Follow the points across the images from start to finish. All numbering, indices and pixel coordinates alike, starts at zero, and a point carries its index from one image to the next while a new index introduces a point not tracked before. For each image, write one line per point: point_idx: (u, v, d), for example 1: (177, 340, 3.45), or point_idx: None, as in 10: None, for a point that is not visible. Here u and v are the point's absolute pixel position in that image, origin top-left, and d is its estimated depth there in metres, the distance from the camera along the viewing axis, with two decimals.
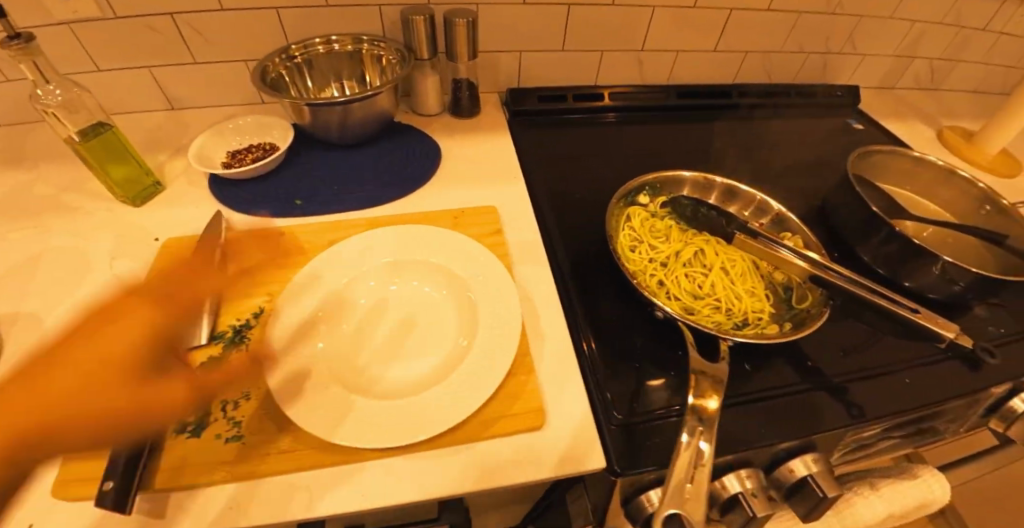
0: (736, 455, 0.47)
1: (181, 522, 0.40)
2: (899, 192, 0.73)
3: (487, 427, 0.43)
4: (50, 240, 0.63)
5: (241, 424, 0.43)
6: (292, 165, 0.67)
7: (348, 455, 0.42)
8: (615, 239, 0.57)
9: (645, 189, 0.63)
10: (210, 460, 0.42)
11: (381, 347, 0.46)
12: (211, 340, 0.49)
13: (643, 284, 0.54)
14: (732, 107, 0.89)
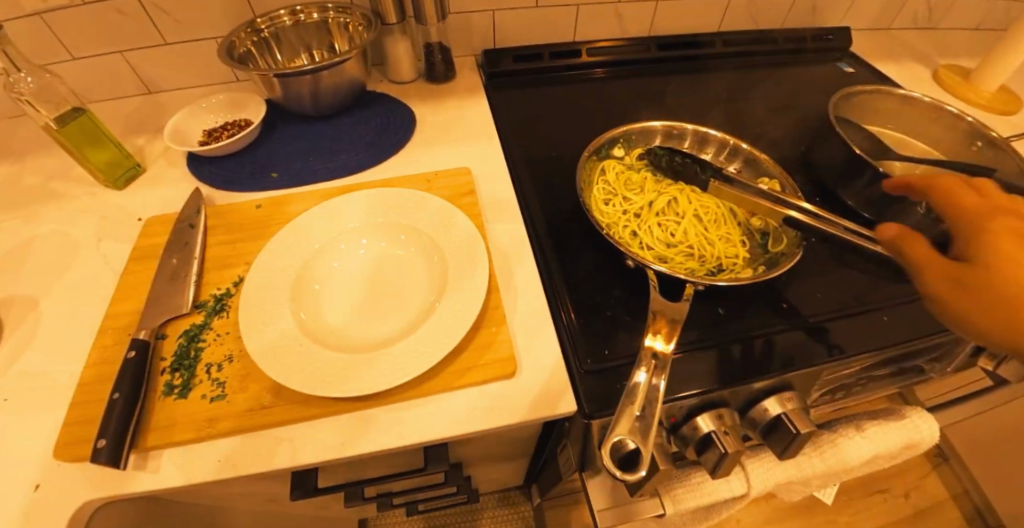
0: (706, 395, 0.48)
1: (172, 477, 0.41)
2: (886, 133, 0.71)
3: (459, 376, 0.44)
4: (36, 226, 0.64)
5: (224, 385, 0.45)
6: (268, 139, 0.67)
7: (327, 408, 0.43)
8: (588, 193, 0.57)
9: (620, 142, 0.62)
10: (196, 419, 0.43)
11: (354, 304, 0.47)
12: (193, 309, 0.50)
13: (616, 236, 0.54)
14: (717, 57, 0.87)
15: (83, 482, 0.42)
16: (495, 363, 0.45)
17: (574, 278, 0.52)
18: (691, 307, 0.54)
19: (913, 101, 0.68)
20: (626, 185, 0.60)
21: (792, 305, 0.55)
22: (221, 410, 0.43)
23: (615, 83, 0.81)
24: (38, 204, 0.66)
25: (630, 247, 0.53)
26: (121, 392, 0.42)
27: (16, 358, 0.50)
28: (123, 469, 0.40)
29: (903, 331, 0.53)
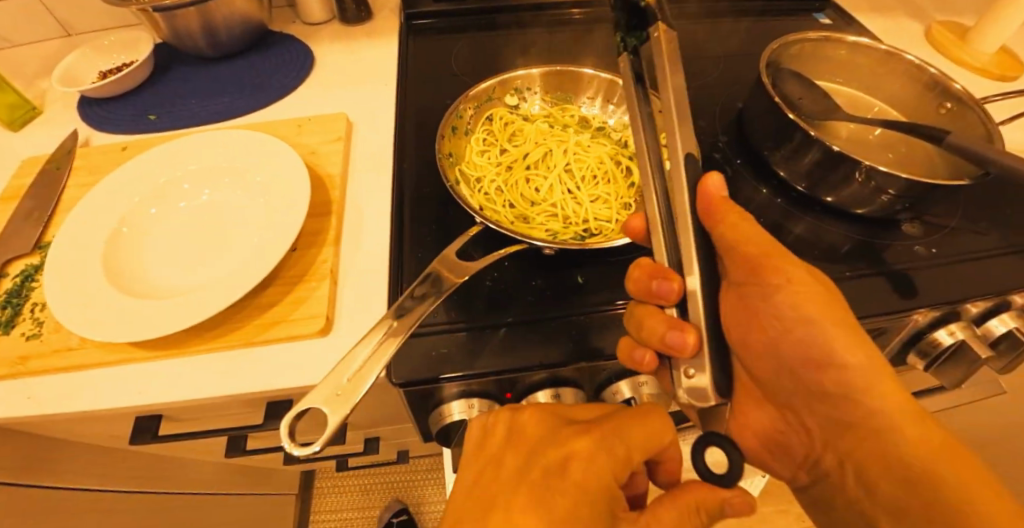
0: (551, 374, 0.44)
1: None
2: (840, 91, 0.61)
3: (263, 330, 0.42)
4: None
5: (43, 325, 0.44)
6: (158, 80, 0.64)
7: (132, 354, 0.42)
8: (463, 143, 0.56)
9: (511, 91, 0.60)
10: (9, 356, 0.43)
11: (176, 250, 0.45)
12: (35, 249, 0.50)
13: (480, 190, 0.53)
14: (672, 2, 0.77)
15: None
16: (308, 318, 0.42)
17: (425, 234, 0.48)
18: (554, 272, 0.49)
19: (870, 50, 0.58)
20: (509, 138, 0.58)
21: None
22: (33, 350, 0.43)
23: (547, 27, 0.73)
24: None
25: (491, 201, 0.52)
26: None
27: None
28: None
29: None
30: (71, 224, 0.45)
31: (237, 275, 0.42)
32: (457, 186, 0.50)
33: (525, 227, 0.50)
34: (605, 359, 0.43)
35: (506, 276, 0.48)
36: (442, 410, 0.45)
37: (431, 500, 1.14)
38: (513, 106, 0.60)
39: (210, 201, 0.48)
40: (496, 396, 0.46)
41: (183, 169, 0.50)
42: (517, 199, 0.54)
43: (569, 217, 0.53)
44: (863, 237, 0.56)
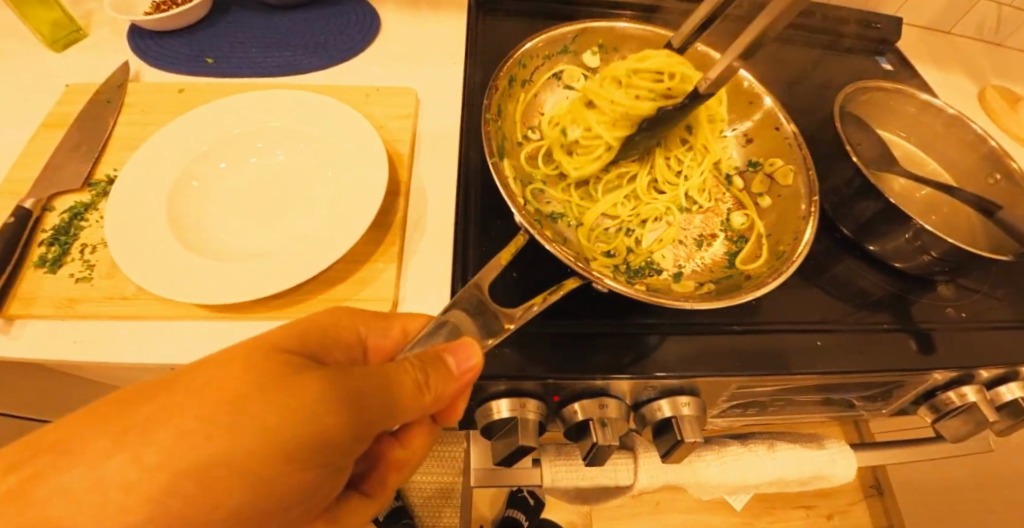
0: (597, 385, 0.45)
1: (20, 348, 0.40)
2: (896, 144, 0.63)
3: (326, 306, 0.41)
4: None
5: (94, 267, 0.43)
6: (216, 21, 0.61)
7: (187, 312, 0.41)
8: (522, 96, 0.59)
9: (595, 48, 0.63)
10: (59, 297, 0.42)
11: (237, 213, 0.44)
12: (85, 186, 0.47)
13: (542, 170, 0.57)
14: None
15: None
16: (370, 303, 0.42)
17: (492, 224, 0.47)
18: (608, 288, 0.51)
19: (935, 110, 0.59)
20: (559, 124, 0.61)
21: (718, 306, 0.52)
22: (83, 294, 0.42)
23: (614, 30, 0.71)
24: None
25: (523, 179, 0.54)
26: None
27: None
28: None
29: (799, 353, 0.49)
30: (135, 165, 0.43)
31: (308, 245, 0.41)
32: (497, 138, 0.51)
33: (547, 221, 0.51)
34: (649, 376, 0.45)
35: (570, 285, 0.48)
36: (489, 406, 0.45)
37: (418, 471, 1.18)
38: (591, 68, 0.64)
39: (275, 163, 0.47)
40: (542, 399, 0.46)
41: (247, 125, 0.47)
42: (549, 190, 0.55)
43: (592, 230, 0.54)
44: (896, 290, 0.58)
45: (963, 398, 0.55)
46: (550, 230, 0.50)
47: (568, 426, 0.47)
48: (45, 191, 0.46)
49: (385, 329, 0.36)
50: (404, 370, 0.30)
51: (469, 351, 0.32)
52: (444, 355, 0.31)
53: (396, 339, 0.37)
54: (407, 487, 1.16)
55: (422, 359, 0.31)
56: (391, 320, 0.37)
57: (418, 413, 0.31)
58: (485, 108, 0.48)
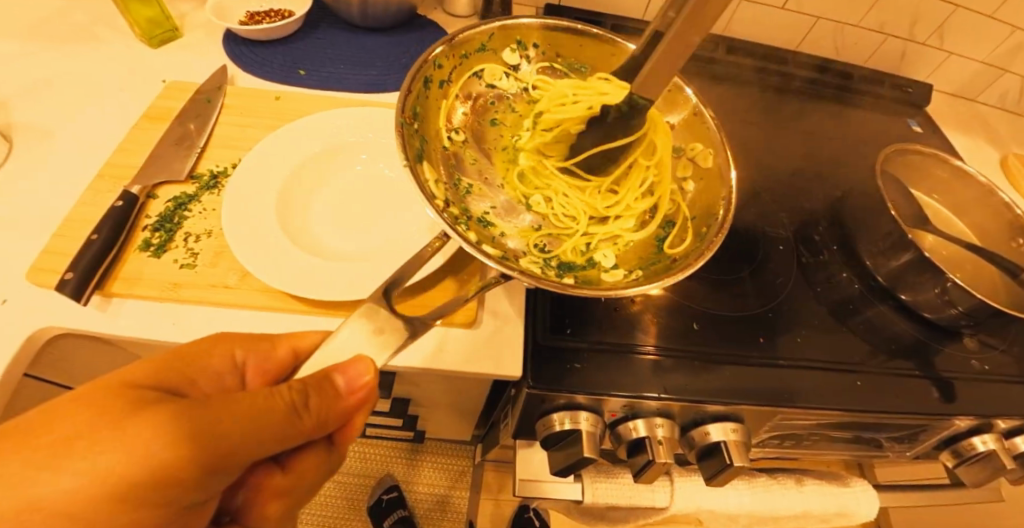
0: (651, 405, 0.48)
1: (123, 324, 0.43)
2: (928, 202, 0.67)
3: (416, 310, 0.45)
4: (69, 60, 0.63)
5: (198, 255, 0.46)
6: (308, 36, 0.66)
7: (284, 304, 0.44)
8: (441, 98, 0.56)
9: (512, 44, 0.60)
10: (162, 280, 0.44)
11: (336, 216, 0.47)
12: (189, 178, 0.51)
13: (469, 174, 0.55)
14: (796, 78, 0.79)
15: (38, 308, 0.44)
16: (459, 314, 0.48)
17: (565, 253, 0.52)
18: (667, 318, 0.54)
19: (967, 176, 0.64)
20: (480, 126, 0.59)
21: (769, 340, 0.55)
22: (186, 279, 0.44)
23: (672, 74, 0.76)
24: (66, 39, 0.65)
25: (448, 180, 0.52)
26: (100, 236, 0.44)
27: (12, 184, 0.51)
28: (83, 303, 0.42)
29: (808, 392, 0.51)
30: (249, 162, 0.47)
31: (406, 253, 0.44)
32: (416, 144, 0.48)
33: (474, 222, 0.49)
34: (703, 401, 0.48)
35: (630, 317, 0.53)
36: (552, 417, 0.47)
37: (423, 482, 1.17)
38: (511, 67, 0.61)
39: (371, 174, 0.51)
40: (601, 414, 0.49)
41: (349, 136, 0.51)
42: (477, 193, 0.54)
43: (528, 233, 0.53)
44: (923, 337, 0.61)
45: (984, 445, 0.58)
46: (478, 229, 0.48)
47: (622, 442, 0.49)
48: (154, 180, 0.49)
49: (267, 351, 0.36)
50: (281, 392, 0.31)
51: (356, 369, 0.33)
52: (334, 377, 0.32)
53: (282, 359, 0.37)
54: (412, 498, 1.16)
55: (310, 380, 0.32)
56: (274, 342, 0.36)
57: (299, 436, 0.32)
58: (397, 113, 0.46)
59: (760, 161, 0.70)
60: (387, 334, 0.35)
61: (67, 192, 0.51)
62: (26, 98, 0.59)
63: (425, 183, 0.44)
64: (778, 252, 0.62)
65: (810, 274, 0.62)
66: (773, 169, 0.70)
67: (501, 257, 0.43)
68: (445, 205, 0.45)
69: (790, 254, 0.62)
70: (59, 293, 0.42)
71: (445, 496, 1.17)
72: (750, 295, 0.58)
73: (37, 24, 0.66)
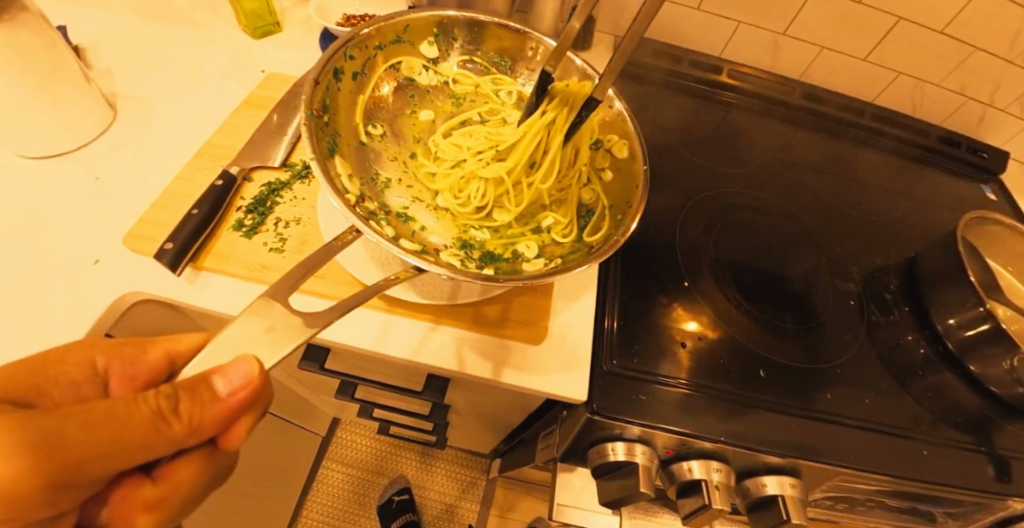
0: (704, 447, 0.47)
1: (210, 298, 0.44)
2: (1003, 274, 0.65)
3: None
4: (169, 34, 0.65)
5: (286, 240, 0.48)
6: None
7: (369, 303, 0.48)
8: (356, 93, 0.55)
9: (431, 37, 0.60)
10: (251, 260, 0.46)
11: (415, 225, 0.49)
12: (282, 166, 0.53)
13: (388, 172, 0.56)
14: (874, 131, 0.78)
15: (128, 273, 0.46)
16: (531, 326, 0.49)
17: (634, 278, 0.56)
18: (735, 357, 0.53)
19: None
20: (399, 118, 0.60)
21: (834, 396, 0.53)
22: (273, 262, 0.46)
23: (746, 114, 0.76)
24: (172, 17, 0.67)
25: (363, 175, 0.52)
26: (199, 211, 0.45)
27: (114, 151, 0.53)
28: (177, 274, 0.44)
29: (844, 448, 0.50)
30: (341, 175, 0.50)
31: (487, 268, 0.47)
32: (327, 138, 0.48)
33: (388, 213, 0.50)
34: (755, 450, 0.47)
35: (700, 350, 0.52)
36: (608, 446, 0.47)
37: (434, 489, 1.17)
38: (431, 59, 0.61)
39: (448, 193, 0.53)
40: (656, 449, 0.48)
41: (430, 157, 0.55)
42: (394, 187, 0.55)
43: (445, 225, 0.54)
44: (988, 413, 0.56)
45: None
46: (393, 221, 0.49)
47: (676, 482, 0.48)
48: (251, 164, 0.51)
49: (137, 356, 0.34)
50: (145, 400, 0.29)
51: (239, 371, 0.30)
52: (212, 379, 0.30)
53: (156, 365, 0.35)
54: (422, 503, 1.15)
55: (183, 385, 0.30)
56: (145, 346, 0.35)
57: (167, 445, 0.30)
58: (304, 106, 0.46)
59: (831, 211, 0.69)
60: (282, 327, 0.32)
61: (162, 165, 0.52)
62: (124, 67, 0.60)
63: (337, 179, 0.45)
64: (848, 306, 0.60)
65: (877, 333, 0.59)
66: (846, 219, 0.68)
67: (421, 249, 0.44)
68: (356, 198, 0.46)
69: (861, 310, 0.60)
70: (155, 259, 0.45)
71: (456, 507, 1.15)
72: (817, 347, 0.56)
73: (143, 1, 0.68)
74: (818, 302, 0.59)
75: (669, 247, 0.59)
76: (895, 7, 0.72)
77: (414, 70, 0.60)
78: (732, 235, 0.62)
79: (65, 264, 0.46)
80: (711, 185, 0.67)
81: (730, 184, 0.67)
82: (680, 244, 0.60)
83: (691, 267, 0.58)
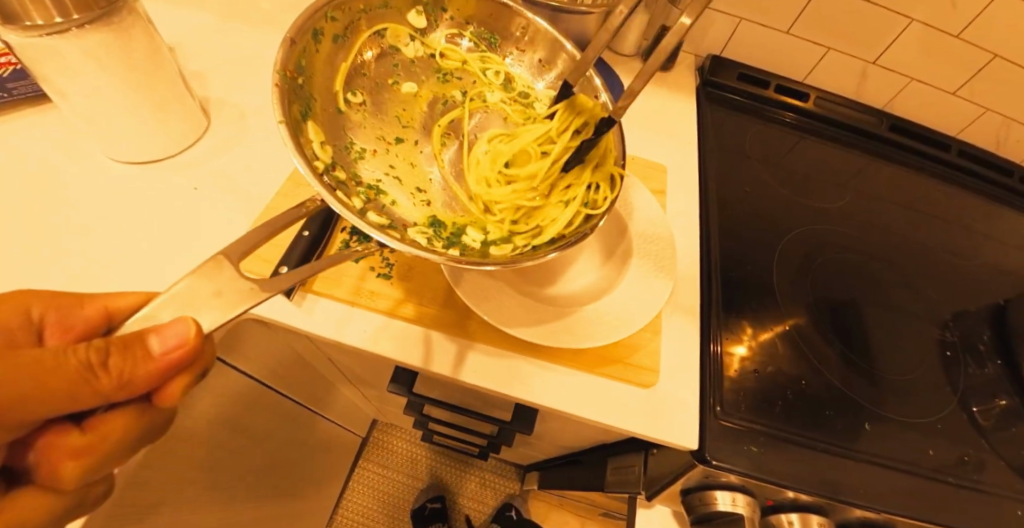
0: (803, 499, 0.47)
1: (324, 322, 0.47)
2: None
3: (600, 362, 0.48)
4: (265, 46, 0.67)
5: (391, 267, 0.51)
6: None
7: (474, 332, 0.48)
8: (336, 58, 0.48)
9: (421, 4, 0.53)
10: (359, 286, 0.49)
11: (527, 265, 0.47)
12: None
13: (365, 141, 0.48)
14: (955, 168, 0.79)
15: None
16: (648, 374, 0.48)
17: (734, 300, 0.57)
18: (837, 404, 0.52)
19: None
20: (381, 88, 0.51)
21: (936, 454, 0.51)
22: (381, 289, 0.49)
23: (819, 142, 0.77)
24: (260, 22, 0.69)
25: (334, 142, 0.45)
26: (309, 233, 0.48)
27: (207, 159, 0.57)
28: (289, 299, 0.48)
29: (939, 506, 0.48)
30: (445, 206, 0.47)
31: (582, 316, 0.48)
32: (301, 104, 0.42)
33: (353, 184, 0.44)
34: (855, 504, 0.46)
35: (807, 394, 0.52)
36: (707, 493, 0.48)
37: (468, 495, 1.17)
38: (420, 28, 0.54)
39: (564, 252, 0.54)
40: (757, 500, 0.48)
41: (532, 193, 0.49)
42: (369, 159, 0.47)
43: (418, 207, 0.47)
44: None
45: None
46: (361, 197, 0.43)
47: None
48: None
49: (73, 309, 0.32)
50: (75, 351, 0.26)
51: (177, 330, 0.28)
52: (147, 337, 0.28)
53: (91, 320, 0.32)
54: (455, 509, 1.15)
55: (118, 339, 0.27)
56: (84, 300, 0.33)
57: (90, 399, 0.27)
58: (276, 66, 0.40)
59: (905, 246, 0.70)
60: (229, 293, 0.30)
61: (260, 176, 0.56)
62: (224, 77, 0.63)
63: (305, 151, 0.40)
64: (937, 355, 0.60)
65: (969, 385, 0.58)
66: (921, 262, 0.69)
67: (383, 225, 0.40)
68: (325, 167, 0.41)
69: (955, 362, 0.59)
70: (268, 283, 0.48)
71: (486, 516, 1.15)
72: (916, 398, 0.55)
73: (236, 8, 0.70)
74: (904, 348, 0.59)
75: (764, 282, 0.60)
76: (991, 44, 0.69)
77: (400, 37, 0.52)
78: (822, 275, 0.63)
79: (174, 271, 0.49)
80: (796, 219, 0.68)
81: (821, 218, 0.69)
82: (779, 283, 0.60)
83: (786, 300, 0.59)
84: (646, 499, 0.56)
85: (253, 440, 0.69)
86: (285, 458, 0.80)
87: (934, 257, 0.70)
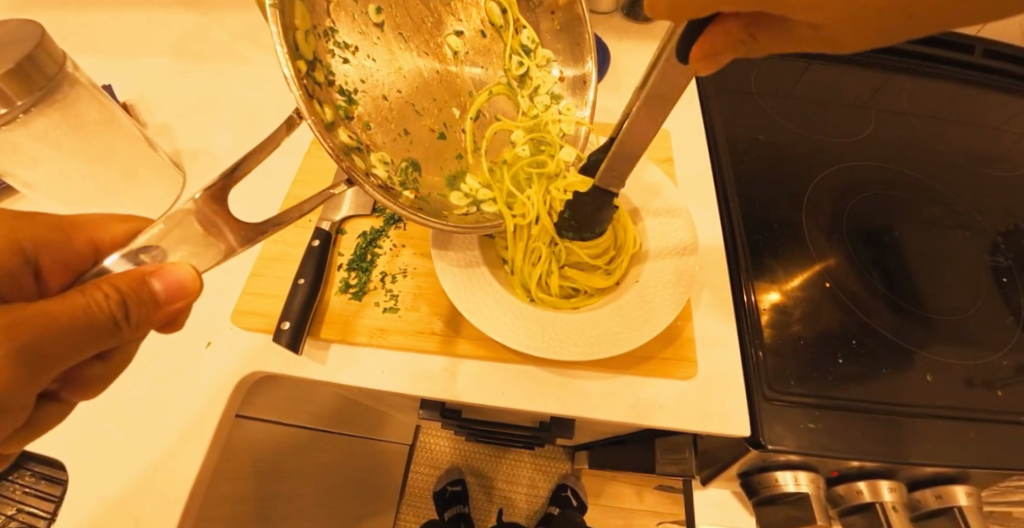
0: (870, 467, 0.44)
1: (342, 367, 0.46)
2: None
3: (633, 363, 0.46)
4: (227, 83, 0.64)
5: (397, 299, 0.49)
6: None
7: (497, 352, 0.46)
8: None
9: None
10: (371, 326, 0.47)
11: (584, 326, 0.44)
12: (374, 213, 0.54)
13: (353, 38, 0.42)
14: (980, 70, 0.72)
15: (250, 351, 0.47)
16: (685, 365, 0.46)
17: (762, 256, 0.54)
18: (899, 365, 0.49)
19: None
20: None
21: (1007, 392, 0.48)
22: (392, 324, 0.47)
23: (827, 64, 0.71)
24: (218, 58, 0.66)
25: (317, 23, 0.39)
26: (306, 280, 0.47)
27: None
28: (299, 353, 0.45)
29: (1015, 447, 0.45)
30: (420, 148, 0.45)
31: (616, 325, 0.44)
32: None
33: (328, 86, 0.40)
34: (927, 465, 0.43)
35: (863, 358, 0.49)
36: (771, 476, 0.46)
37: (522, 483, 1.18)
38: None
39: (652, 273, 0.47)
40: (822, 473, 0.46)
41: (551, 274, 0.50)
42: (355, 60, 0.42)
43: (397, 131, 0.44)
44: None
45: None
46: (338, 110, 0.40)
47: (844, 503, 0.47)
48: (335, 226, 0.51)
49: (62, 245, 0.36)
50: (94, 303, 0.28)
51: (178, 276, 0.30)
52: (150, 283, 0.29)
53: (81, 251, 0.37)
54: (512, 498, 1.17)
55: (123, 285, 0.29)
56: (71, 237, 0.36)
57: (113, 340, 0.30)
58: None
59: (937, 165, 0.65)
60: (200, 255, 0.34)
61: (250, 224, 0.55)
62: (191, 124, 0.60)
63: (287, 38, 0.36)
64: (990, 284, 0.55)
65: None
66: (959, 181, 0.64)
67: (351, 146, 0.40)
68: (306, 63, 0.38)
69: (1013, 287, 0.55)
70: (273, 341, 0.45)
71: (546, 498, 1.17)
72: (975, 337, 0.51)
73: (194, 47, 0.67)
74: (955, 280, 0.55)
75: (793, 232, 0.56)
76: None
77: None
78: (855, 212, 0.59)
79: (183, 345, 0.48)
80: (819, 159, 0.63)
81: (844, 153, 0.64)
82: (809, 228, 0.57)
83: (818, 244, 0.55)
84: (701, 483, 0.55)
85: (303, 479, 0.69)
86: (342, 485, 0.81)
87: (971, 172, 0.64)
